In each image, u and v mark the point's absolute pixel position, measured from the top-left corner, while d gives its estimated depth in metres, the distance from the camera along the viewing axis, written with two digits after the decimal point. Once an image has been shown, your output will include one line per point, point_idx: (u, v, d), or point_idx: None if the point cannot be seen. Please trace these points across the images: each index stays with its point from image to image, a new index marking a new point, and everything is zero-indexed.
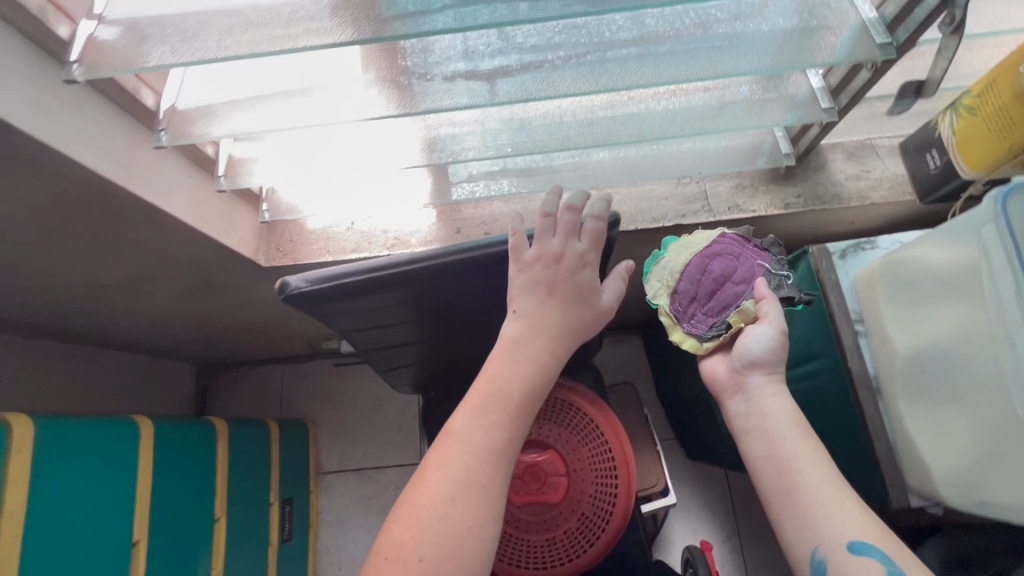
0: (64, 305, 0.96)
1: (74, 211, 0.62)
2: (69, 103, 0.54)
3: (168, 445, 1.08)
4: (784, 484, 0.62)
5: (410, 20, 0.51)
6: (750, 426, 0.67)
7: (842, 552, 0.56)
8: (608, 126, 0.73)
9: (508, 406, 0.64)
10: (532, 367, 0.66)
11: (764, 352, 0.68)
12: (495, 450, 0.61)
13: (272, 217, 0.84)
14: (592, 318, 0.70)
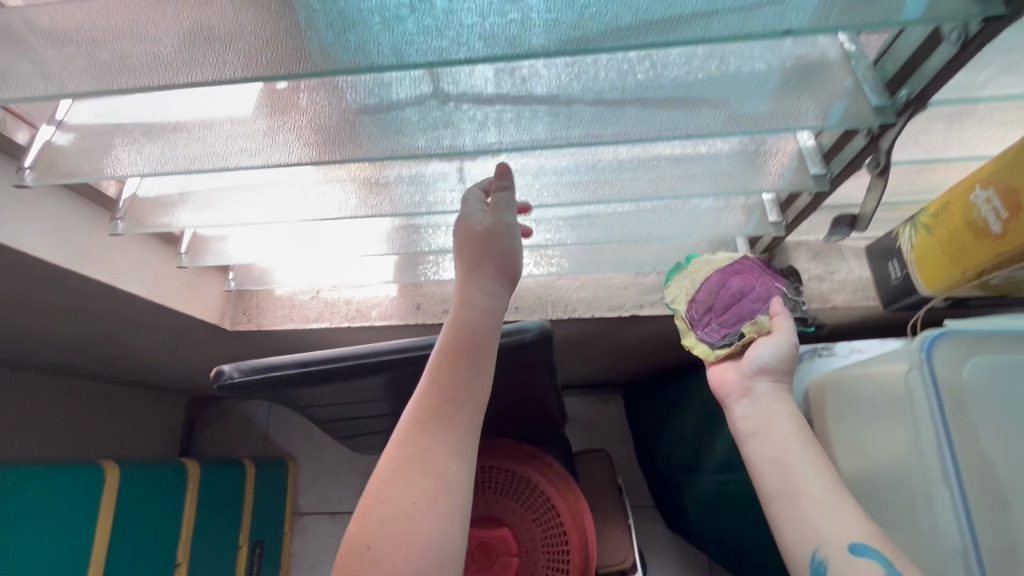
0: (43, 354, 1.00)
1: (32, 287, 0.66)
2: (27, 199, 0.58)
3: (134, 486, 1.11)
4: (786, 484, 0.53)
5: (378, 114, 0.53)
6: (755, 428, 0.58)
7: (841, 554, 0.47)
8: (562, 226, 0.76)
9: (442, 358, 0.55)
10: (466, 313, 0.57)
11: (773, 363, 0.62)
12: (433, 411, 0.53)
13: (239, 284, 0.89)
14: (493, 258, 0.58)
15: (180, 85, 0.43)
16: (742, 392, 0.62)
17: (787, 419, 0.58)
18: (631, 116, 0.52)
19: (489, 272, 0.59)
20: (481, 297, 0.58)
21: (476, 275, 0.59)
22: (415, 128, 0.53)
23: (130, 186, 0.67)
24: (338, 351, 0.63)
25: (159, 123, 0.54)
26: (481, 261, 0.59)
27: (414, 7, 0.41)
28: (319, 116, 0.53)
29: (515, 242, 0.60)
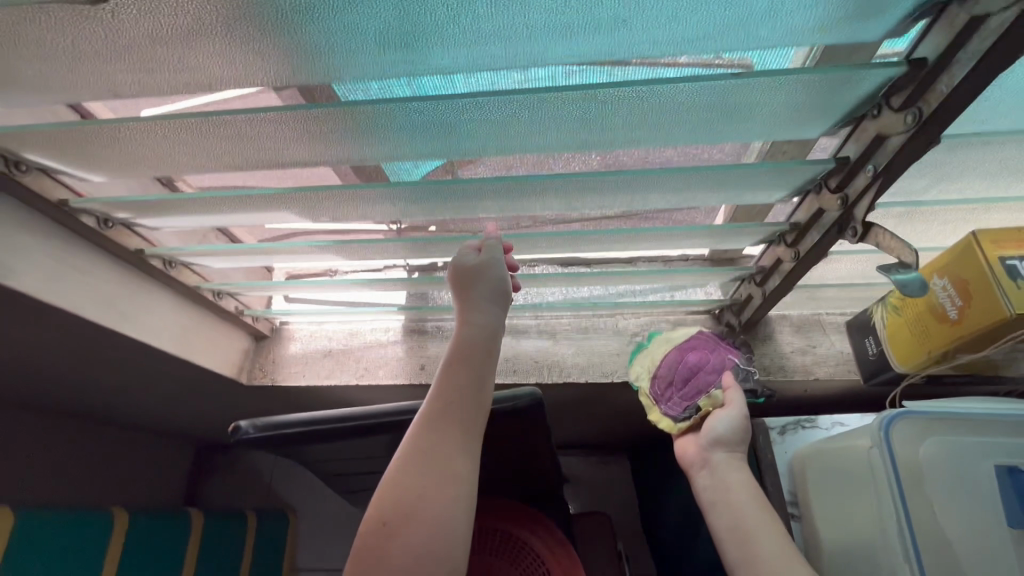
0: (70, 400, 1.06)
1: (75, 342, 0.73)
2: (83, 268, 0.65)
3: (140, 535, 1.13)
4: (747, 551, 0.56)
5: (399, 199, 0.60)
6: (716, 498, 0.62)
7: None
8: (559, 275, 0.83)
9: (446, 370, 0.56)
10: (466, 331, 0.59)
11: (727, 435, 0.66)
12: (442, 407, 0.53)
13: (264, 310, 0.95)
14: (487, 280, 0.61)
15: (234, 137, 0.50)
16: (704, 462, 0.67)
17: (745, 490, 0.62)
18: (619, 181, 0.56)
19: (485, 297, 0.61)
20: (480, 318, 0.60)
21: (470, 301, 0.61)
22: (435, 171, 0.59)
23: (153, 254, 0.72)
24: (345, 408, 0.67)
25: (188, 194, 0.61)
26: (478, 291, 0.61)
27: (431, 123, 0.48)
28: (348, 202, 0.61)
29: (505, 271, 0.63)
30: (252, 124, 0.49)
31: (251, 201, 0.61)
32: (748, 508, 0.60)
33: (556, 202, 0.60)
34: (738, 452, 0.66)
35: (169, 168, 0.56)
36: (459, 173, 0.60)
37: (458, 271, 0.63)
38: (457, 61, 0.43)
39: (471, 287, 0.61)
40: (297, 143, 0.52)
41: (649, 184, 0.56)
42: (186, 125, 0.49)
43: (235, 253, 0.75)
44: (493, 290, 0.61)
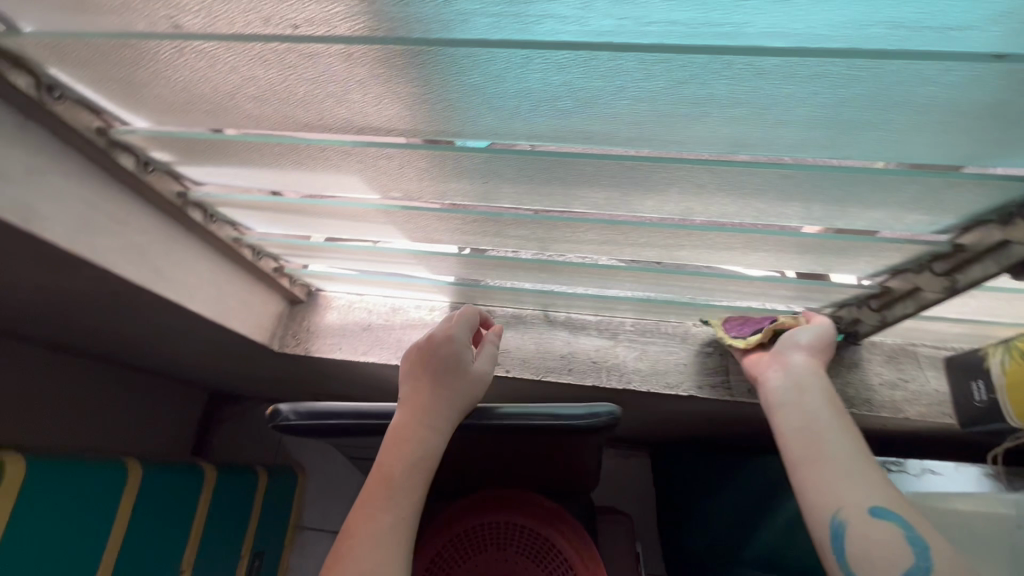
0: (89, 343, 0.99)
1: (101, 293, 0.65)
2: (118, 217, 0.56)
3: (153, 489, 1.09)
4: (809, 451, 0.56)
5: (493, 177, 0.51)
6: (785, 400, 0.62)
7: (861, 515, 0.50)
8: (638, 280, 0.73)
9: (374, 494, 0.58)
10: (423, 428, 0.61)
11: (811, 339, 0.67)
12: (381, 515, 0.57)
13: (305, 271, 0.86)
14: (461, 384, 0.66)
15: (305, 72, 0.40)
16: (778, 363, 0.67)
17: (823, 394, 0.60)
18: (767, 181, 0.46)
19: (450, 392, 0.64)
20: (435, 420, 0.62)
21: (439, 393, 0.64)
22: (517, 147, 0.46)
23: (193, 197, 0.63)
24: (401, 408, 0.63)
25: (239, 133, 0.50)
26: (448, 386, 0.65)
27: (566, 89, 0.38)
28: (430, 172, 0.52)
29: (478, 381, 0.67)
30: (343, 69, 0.40)
31: (310, 154, 0.51)
32: (822, 409, 0.59)
33: (674, 199, 0.51)
34: (819, 355, 0.66)
35: (223, 110, 0.47)
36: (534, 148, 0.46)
37: (435, 358, 0.67)
38: (621, 27, 0.33)
39: (443, 385, 0.65)
40: (391, 100, 0.42)
41: (804, 189, 0.47)
42: (258, 61, 0.40)
43: (278, 211, 0.66)
44: (463, 397, 0.65)
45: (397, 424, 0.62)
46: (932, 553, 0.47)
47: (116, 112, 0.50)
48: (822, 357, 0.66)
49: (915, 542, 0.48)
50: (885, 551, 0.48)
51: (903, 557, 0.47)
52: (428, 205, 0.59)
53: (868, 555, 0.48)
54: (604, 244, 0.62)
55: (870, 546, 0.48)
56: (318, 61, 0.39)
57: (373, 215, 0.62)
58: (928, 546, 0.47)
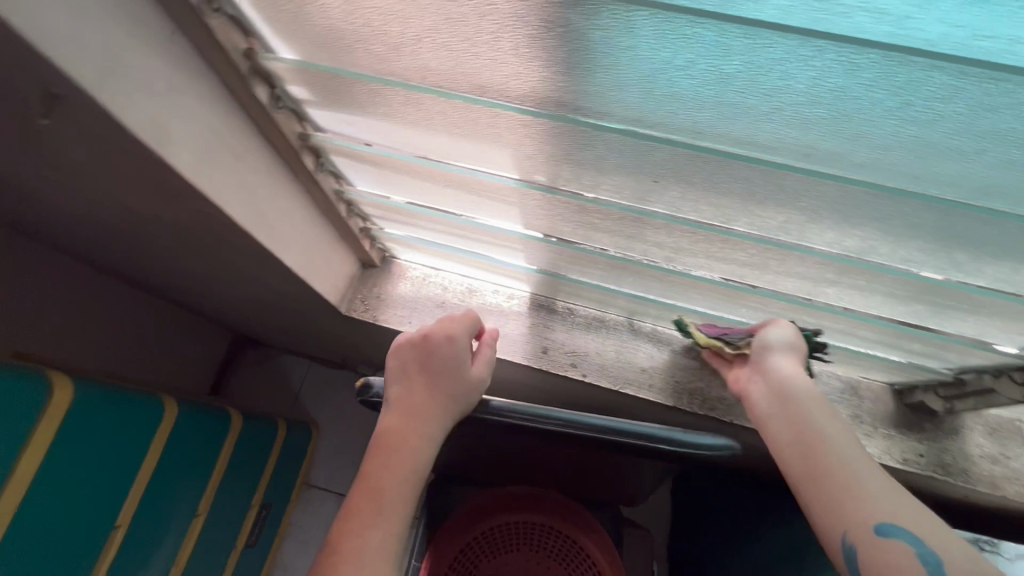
0: (145, 267, 0.95)
1: (191, 225, 0.60)
2: (237, 150, 0.51)
3: (183, 429, 1.05)
4: (807, 467, 0.49)
5: (668, 177, 0.46)
6: (773, 412, 0.56)
7: (867, 536, 0.42)
8: (754, 308, 0.68)
9: (361, 507, 0.54)
10: (413, 434, 0.58)
11: (779, 342, 0.61)
12: (368, 525, 0.53)
13: (387, 234, 0.81)
14: (456, 388, 0.62)
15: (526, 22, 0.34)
16: (758, 372, 0.62)
17: (808, 397, 0.54)
18: (994, 234, 0.40)
19: (441, 394, 0.61)
20: (427, 426, 0.59)
21: (432, 396, 0.61)
22: (713, 148, 0.40)
23: (312, 141, 0.57)
24: (405, 405, 0.60)
25: (400, 81, 0.44)
26: (440, 389, 0.62)
27: (831, 96, 0.32)
28: (597, 159, 0.46)
29: (473, 384, 0.63)
30: (573, 29, 0.34)
31: (472, 117, 0.46)
32: (813, 417, 0.52)
33: (861, 234, 0.45)
34: (797, 357, 0.60)
35: (396, 53, 0.41)
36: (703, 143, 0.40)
37: (428, 358, 0.64)
38: (947, 37, 0.27)
39: (437, 388, 0.61)
40: (605, 72, 0.37)
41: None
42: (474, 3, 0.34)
43: (395, 173, 0.60)
44: (458, 401, 0.61)
45: (388, 428, 0.59)
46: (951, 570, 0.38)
47: (267, 36, 0.44)
48: (799, 357, 0.60)
49: (930, 560, 0.39)
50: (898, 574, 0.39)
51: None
52: (573, 193, 0.53)
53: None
54: (744, 268, 0.57)
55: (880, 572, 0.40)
56: (547, 14, 0.33)
57: (501, 194, 0.57)
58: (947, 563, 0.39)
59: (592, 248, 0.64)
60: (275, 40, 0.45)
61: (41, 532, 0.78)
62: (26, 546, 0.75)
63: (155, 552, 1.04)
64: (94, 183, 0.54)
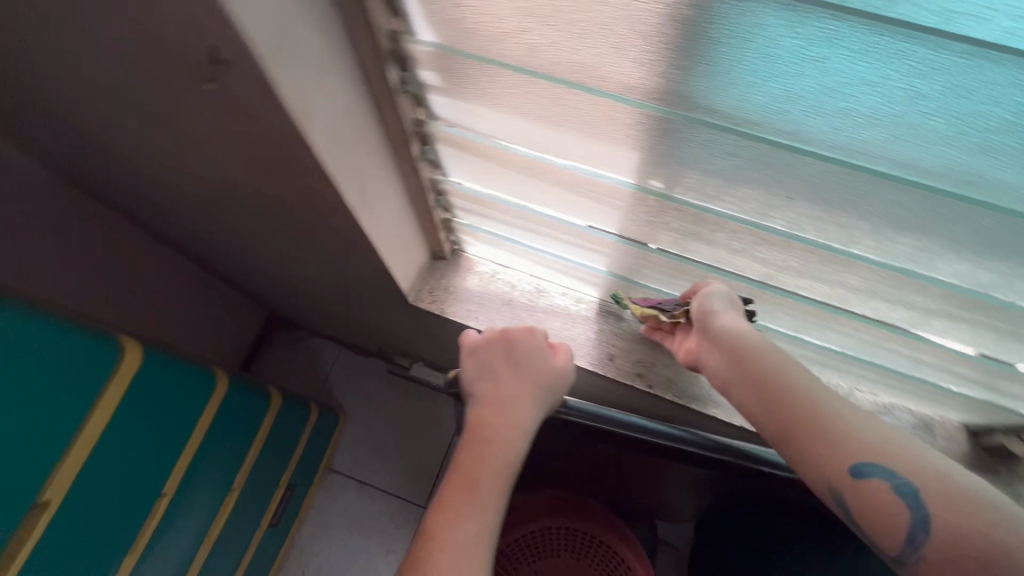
0: (213, 239, 0.95)
1: (292, 202, 0.60)
2: (359, 130, 0.51)
3: (232, 405, 1.04)
4: (780, 423, 0.49)
5: (810, 192, 0.44)
6: (732, 377, 0.55)
7: (845, 483, 0.45)
8: (842, 334, 0.66)
9: (454, 497, 0.55)
10: (507, 420, 0.61)
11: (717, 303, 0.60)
12: (464, 512, 0.54)
13: (463, 227, 0.80)
14: (544, 376, 0.66)
15: (719, 21, 0.34)
16: (706, 336, 0.60)
17: (763, 355, 0.53)
18: None
19: (531, 382, 0.65)
20: (523, 413, 0.62)
21: (523, 383, 0.64)
22: (871, 170, 0.39)
23: (425, 129, 0.57)
24: (497, 393, 0.63)
25: (546, 74, 0.44)
26: (530, 377, 0.65)
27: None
28: (732, 169, 0.46)
29: (559, 373, 0.67)
30: (764, 32, 0.33)
31: (615, 115, 0.46)
32: (772, 373, 0.51)
33: (1001, 266, 0.44)
34: (739, 312, 0.60)
35: (553, 46, 0.41)
36: (862, 163, 0.39)
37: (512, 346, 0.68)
38: None
39: (529, 379, 0.65)
40: (779, 83, 0.36)
41: None
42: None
43: (499, 166, 0.60)
44: (547, 389, 0.65)
45: (484, 419, 0.61)
46: (925, 495, 0.41)
47: (414, 20, 0.44)
48: (741, 313, 0.59)
49: (905, 489, 0.42)
50: (885, 515, 0.43)
51: (899, 512, 0.42)
52: (689, 200, 0.52)
53: (879, 525, 0.43)
54: (853, 291, 0.55)
55: (865, 511, 0.44)
56: (745, 15, 0.33)
57: (611, 195, 0.56)
58: (918, 487, 0.42)
59: (688, 258, 0.62)
60: (422, 23, 0.44)
61: (95, 490, 0.78)
62: (81, 501, 0.76)
63: (193, 526, 1.02)
64: (215, 152, 0.55)
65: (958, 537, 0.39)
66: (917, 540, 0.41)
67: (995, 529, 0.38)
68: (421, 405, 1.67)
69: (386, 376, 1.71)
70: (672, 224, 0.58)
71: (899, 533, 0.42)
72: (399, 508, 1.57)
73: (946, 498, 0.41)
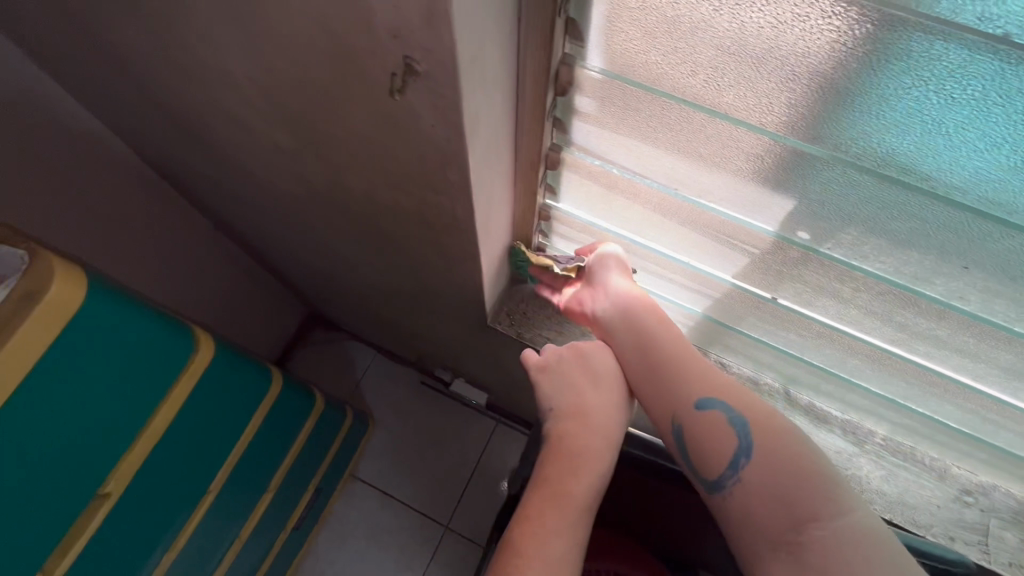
0: (286, 238, 0.93)
1: (405, 212, 0.58)
2: (499, 150, 0.49)
3: (281, 405, 1.01)
4: (648, 372, 0.59)
5: (995, 263, 0.41)
6: (615, 329, 0.64)
7: (690, 411, 0.55)
8: (960, 408, 0.62)
9: (545, 511, 0.51)
10: (596, 435, 0.57)
11: (614, 271, 0.65)
12: (554, 527, 0.50)
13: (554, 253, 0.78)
14: (618, 389, 0.61)
15: (967, 85, 0.32)
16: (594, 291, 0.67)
17: (644, 319, 0.62)
18: None
19: (612, 396, 0.60)
20: (612, 429, 0.58)
21: (608, 399, 0.60)
22: None
23: (556, 155, 0.54)
24: (581, 405, 0.59)
25: (725, 114, 0.41)
26: (613, 388, 0.61)
27: None
28: (911, 231, 0.43)
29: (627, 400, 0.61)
30: (1020, 98, 0.31)
31: (792, 165, 0.43)
32: (653, 333, 0.61)
33: None
34: (627, 271, 0.65)
35: (747, 88, 0.38)
36: None
37: (581, 355, 0.63)
38: None
39: (614, 396, 0.60)
40: (1013, 150, 0.34)
41: None
42: (919, 55, 0.31)
43: (624, 198, 0.58)
44: (624, 407, 0.60)
45: (568, 431, 0.57)
46: (752, 427, 0.52)
47: (587, 47, 0.42)
48: (627, 271, 0.65)
49: (737, 421, 0.53)
50: (712, 440, 0.53)
51: (729, 440, 0.52)
52: (837, 256, 0.49)
53: (713, 454, 0.52)
54: (1001, 366, 0.52)
55: (703, 435, 0.53)
56: (1007, 80, 0.30)
57: (747, 240, 0.53)
58: (748, 421, 0.52)
59: (811, 313, 0.59)
60: (596, 52, 0.42)
61: (150, 484, 0.75)
62: (136, 496, 0.73)
63: (227, 528, 0.98)
64: (344, 158, 0.53)
65: (769, 460, 0.50)
66: (740, 463, 0.51)
67: (802, 463, 0.49)
68: (452, 421, 1.63)
69: (418, 387, 1.67)
70: (804, 277, 0.54)
71: (726, 458, 0.52)
72: (420, 526, 1.50)
73: (766, 432, 0.52)
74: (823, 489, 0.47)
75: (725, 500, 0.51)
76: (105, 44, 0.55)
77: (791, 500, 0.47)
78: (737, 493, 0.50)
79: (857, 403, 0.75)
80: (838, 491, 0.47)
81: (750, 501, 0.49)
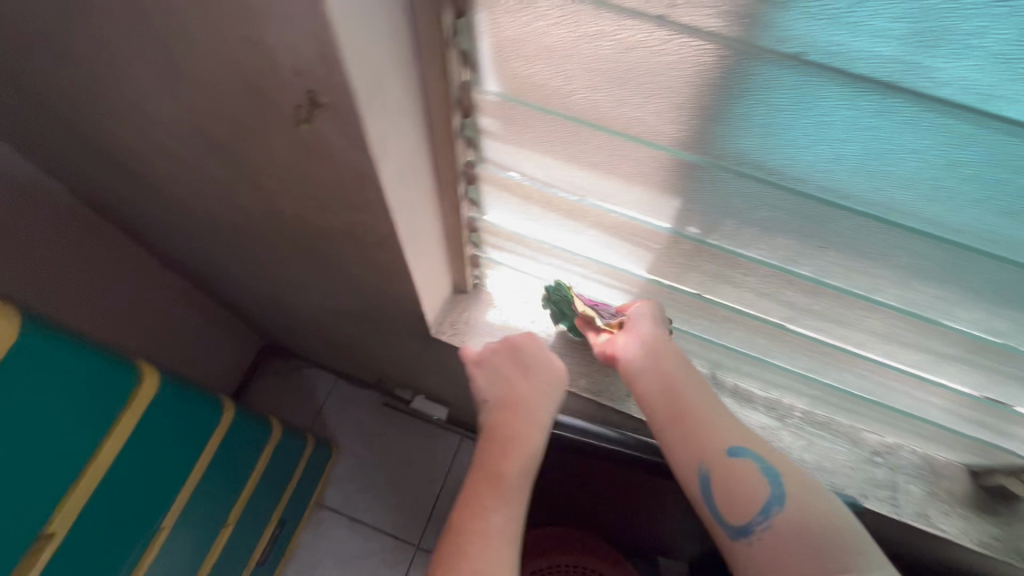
0: (229, 267, 0.95)
1: (337, 231, 0.62)
2: (417, 169, 0.53)
3: (235, 433, 1.01)
4: (677, 414, 0.58)
5: (843, 241, 0.48)
6: (642, 365, 0.64)
7: (722, 457, 0.53)
8: (855, 376, 0.70)
9: (481, 491, 0.53)
10: (525, 419, 0.61)
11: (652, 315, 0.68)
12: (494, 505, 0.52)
13: (488, 262, 0.82)
14: (546, 376, 0.66)
15: (780, 93, 0.38)
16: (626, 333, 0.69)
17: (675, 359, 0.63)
18: None
19: (540, 384, 0.65)
20: (540, 413, 0.62)
21: (536, 387, 0.64)
22: (902, 224, 0.44)
23: (473, 171, 0.59)
24: (510, 394, 0.63)
25: (604, 125, 0.47)
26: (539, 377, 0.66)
27: None
28: (774, 218, 0.49)
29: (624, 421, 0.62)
30: (820, 103, 0.38)
31: (667, 166, 0.49)
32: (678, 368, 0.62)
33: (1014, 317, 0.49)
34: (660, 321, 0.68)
35: (617, 102, 0.44)
36: (894, 217, 0.44)
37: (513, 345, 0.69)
38: None
39: (540, 383, 0.65)
40: (828, 146, 0.40)
41: None
42: (740, 71, 0.38)
43: (540, 207, 0.63)
44: (552, 391, 0.65)
45: (500, 420, 0.61)
46: (785, 479, 0.51)
47: (482, 72, 0.47)
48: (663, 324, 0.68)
49: (771, 472, 0.51)
50: (742, 488, 0.51)
51: (762, 488, 0.51)
52: (722, 245, 0.55)
53: (743, 502, 0.50)
54: (875, 333, 0.59)
55: (736, 485, 0.51)
56: (807, 88, 0.37)
57: (646, 235, 0.59)
58: (782, 474, 0.51)
59: (716, 299, 0.65)
60: (490, 76, 0.47)
61: (97, 520, 0.74)
62: (82, 533, 0.72)
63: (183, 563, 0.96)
64: (273, 184, 0.56)
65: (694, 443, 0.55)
66: (770, 511, 0.49)
67: (825, 509, 0.48)
68: (416, 439, 1.64)
69: (381, 409, 1.68)
70: (704, 267, 0.61)
71: (755, 506, 0.50)
72: (391, 547, 1.50)
73: (798, 481, 0.50)
74: (851, 539, 0.45)
75: (749, 547, 0.49)
76: (28, 87, 0.56)
77: (823, 547, 0.45)
78: (767, 541, 0.48)
79: (776, 380, 0.81)
80: (853, 537, 0.46)
81: (778, 550, 0.47)
